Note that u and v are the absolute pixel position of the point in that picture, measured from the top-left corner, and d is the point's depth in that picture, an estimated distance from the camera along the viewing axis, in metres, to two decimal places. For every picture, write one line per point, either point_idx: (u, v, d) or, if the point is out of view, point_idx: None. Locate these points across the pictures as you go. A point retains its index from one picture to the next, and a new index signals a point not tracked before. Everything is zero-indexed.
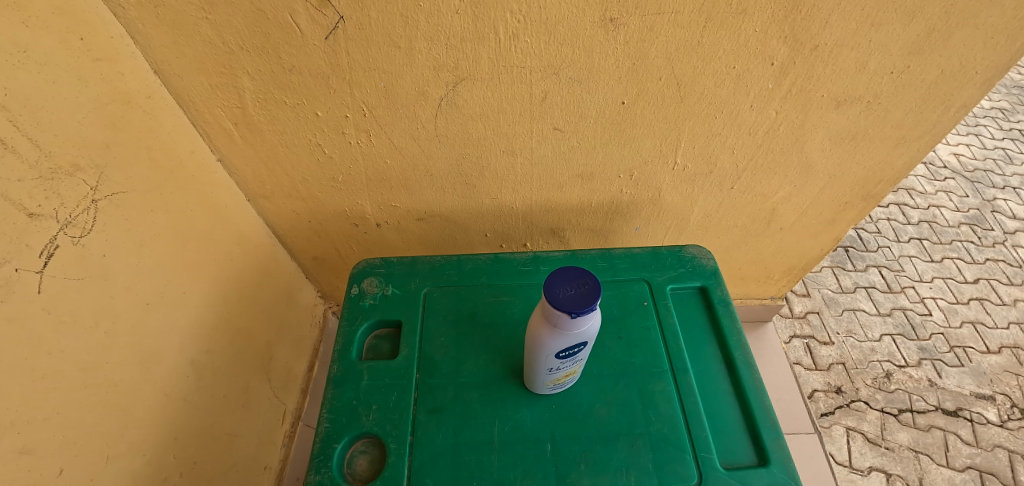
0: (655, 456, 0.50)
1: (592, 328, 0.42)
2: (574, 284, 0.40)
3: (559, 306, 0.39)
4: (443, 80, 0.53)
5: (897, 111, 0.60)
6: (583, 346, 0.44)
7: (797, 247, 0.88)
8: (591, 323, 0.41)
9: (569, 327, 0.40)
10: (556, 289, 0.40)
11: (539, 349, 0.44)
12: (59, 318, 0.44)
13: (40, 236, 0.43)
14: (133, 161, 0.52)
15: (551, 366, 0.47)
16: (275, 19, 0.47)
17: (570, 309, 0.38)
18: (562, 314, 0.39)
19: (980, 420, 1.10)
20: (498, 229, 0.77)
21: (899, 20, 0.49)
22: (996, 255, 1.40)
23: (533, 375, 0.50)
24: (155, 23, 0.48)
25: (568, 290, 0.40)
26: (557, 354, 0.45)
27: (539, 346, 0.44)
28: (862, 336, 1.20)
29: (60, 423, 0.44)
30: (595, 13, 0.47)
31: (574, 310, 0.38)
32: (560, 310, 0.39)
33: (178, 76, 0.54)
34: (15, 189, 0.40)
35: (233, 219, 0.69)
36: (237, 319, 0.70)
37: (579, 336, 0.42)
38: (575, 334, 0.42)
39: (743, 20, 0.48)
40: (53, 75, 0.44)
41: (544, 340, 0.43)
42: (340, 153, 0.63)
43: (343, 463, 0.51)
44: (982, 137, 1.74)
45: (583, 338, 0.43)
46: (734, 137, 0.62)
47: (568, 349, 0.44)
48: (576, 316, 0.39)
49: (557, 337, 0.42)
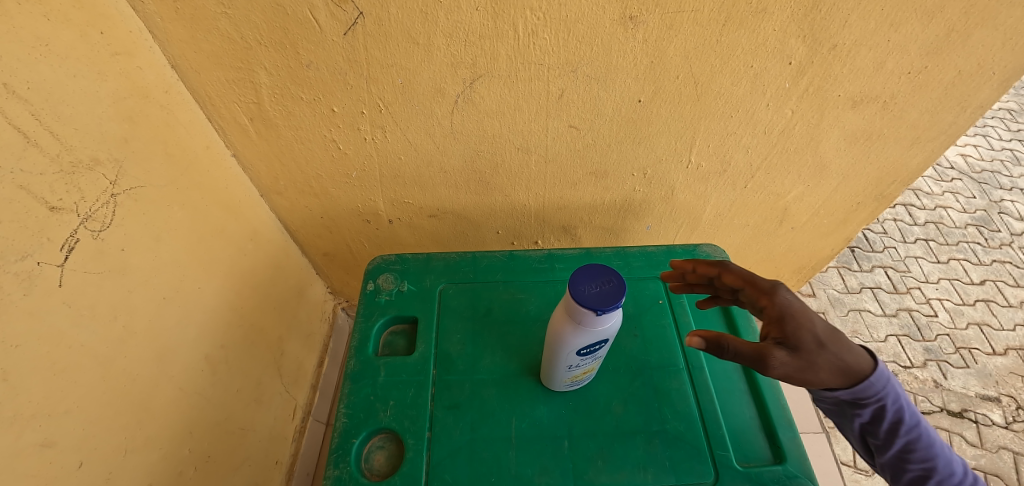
0: (672, 454, 0.50)
1: (614, 326, 0.42)
2: (598, 282, 0.40)
3: (583, 304, 0.38)
4: (460, 77, 0.53)
5: (912, 111, 0.60)
6: (604, 343, 0.44)
7: (807, 247, 0.88)
8: (614, 321, 0.42)
9: (593, 325, 0.40)
10: (578, 287, 0.40)
11: (559, 347, 0.44)
12: (78, 311, 0.44)
13: (62, 230, 0.43)
14: (149, 155, 0.52)
15: (571, 362, 0.46)
16: (295, 14, 0.47)
17: (595, 307, 0.38)
18: (585, 313, 0.39)
19: (985, 422, 1.10)
20: (510, 226, 0.77)
21: (919, 20, 0.49)
22: (1002, 257, 1.40)
23: (551, 371, 0.50)
24: (174, 18, 0.48)
25: (592, 288, 0.40)
26: (577, 353, 0.45)
27: (560, 344, 0.44)
28: (868, 336, 1.20)
29: (81, 416, 0.44)
30: (615, 11, 0.47)
31: (599, 308, 0.38)
32: (584, 307, 0.39)
33: (194, 71, 0.54)
34: (37, 183, 0.41)
35: (247, 215, 0.69)
36: (250, 314, 0.70)
37: (602, 334, 0.42)
38: (598, 332, 0.42)
39: (763, 18, 0.48)
40: (74, 69, 0.44)
41: (567, 337, 0.43)
42: (355, 149, 0.63)
43: (362, 458, 0.51)
44: (990, 138, 1.74)
45: (604, 336, 0.43)
46: (749, 136, 0.62)
47: (590, 346, 0.44)
48: (600, 314, 0.39)
49: (580, 334, 0.42)
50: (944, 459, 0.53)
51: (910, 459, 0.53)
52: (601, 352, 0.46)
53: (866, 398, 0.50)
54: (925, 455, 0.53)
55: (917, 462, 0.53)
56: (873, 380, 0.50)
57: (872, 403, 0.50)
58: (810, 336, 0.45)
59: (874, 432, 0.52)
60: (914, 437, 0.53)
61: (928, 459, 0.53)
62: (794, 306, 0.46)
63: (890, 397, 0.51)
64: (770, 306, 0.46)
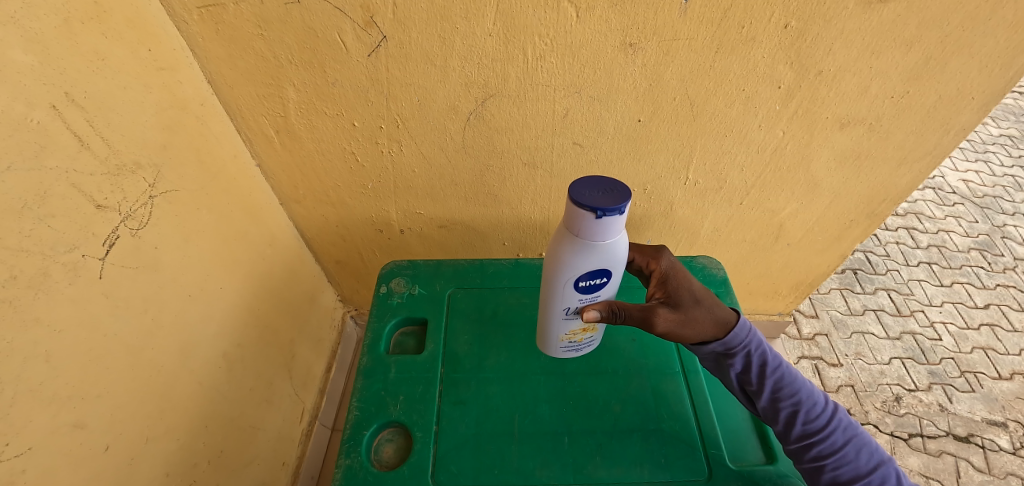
0: (668, 451, 0.52)
1: (615, 241, 0.43)
2: (603, 190, 0.41)
3: (582, 203, 0.39)
4: (473, 95, 0.57)
5: (898, 133, 0.63)
6: (602, 265, 0.45)
7: (804, 264, 0.91)
8: (617, 237, 0.42)
9: (593, 232, 0.41)
10: (578, 193, 0.40)
11: (562, 267, 0.45)
12: (114, 302, 0.47)
13: (105, 226, 0.46)
14: (184, 162, 0.56)
15: (568, 286, 0.47)
16: (324, 36, 0.52)
17: (593, 206, 0.39)
18: (584, 216, 0.40)
19: (992, 447, 1.10)
20: (516, 238, 0.81)
21: (898, 49, 0.53)
22: (1006, 281, 1.41)
23: (549, 301, 0.51)
24: (214, 38, 0.53)
25: (595, 193, 0.41)
26: (580, 276, 0.46)
27: (563, 263, 0.45)
28: (871, 358, 1.21)
29: (110, 401, 0.47)
30: (616, 38, 0.51)
31: (598, 209, 0.39)
32: (583, 207, 0.39)
33: (228, 86, 0.58)
34: (87, 182, 0.44)
35: (267, 221, 0.72)
36: (265, 316, 0.73)
37: (601, 247, 0.43)
38: (596, 243, 0.42)
39: (753, 46, 0.52)
40: (123, 82, 0.48)
41: (567, 249, 0.44)
42: (371, 162, 0.67)
43: (372, 450, 0.53)
44: (991, 164, 1.78)
45: (603, 253, 0.43)
46: (743, 155, 0.66)
47: (590, 267, 0.45)
48: (599, 217, 0.40)
49: (579, 243, 0.43)
50: (804, 388, 0.52)
51: (782, 396, 0.51)
52: (606, 281, 0.47)
53: (734, 346, 0.52)
54: (790, 389, 0.51)
55: (787, 399, 0.51)
56: (738, 329, 0.52)
57: (740, 351, 0.52)
58: (687, 294, 0.54)
59: (751, 381, 0.52)
60: (780, 376, 0.52)
61: (794, 393, 0.51)
62: (674, 276, 0.55)
63: (753, 343, 0.53)
64: (659, 274, 0.56)
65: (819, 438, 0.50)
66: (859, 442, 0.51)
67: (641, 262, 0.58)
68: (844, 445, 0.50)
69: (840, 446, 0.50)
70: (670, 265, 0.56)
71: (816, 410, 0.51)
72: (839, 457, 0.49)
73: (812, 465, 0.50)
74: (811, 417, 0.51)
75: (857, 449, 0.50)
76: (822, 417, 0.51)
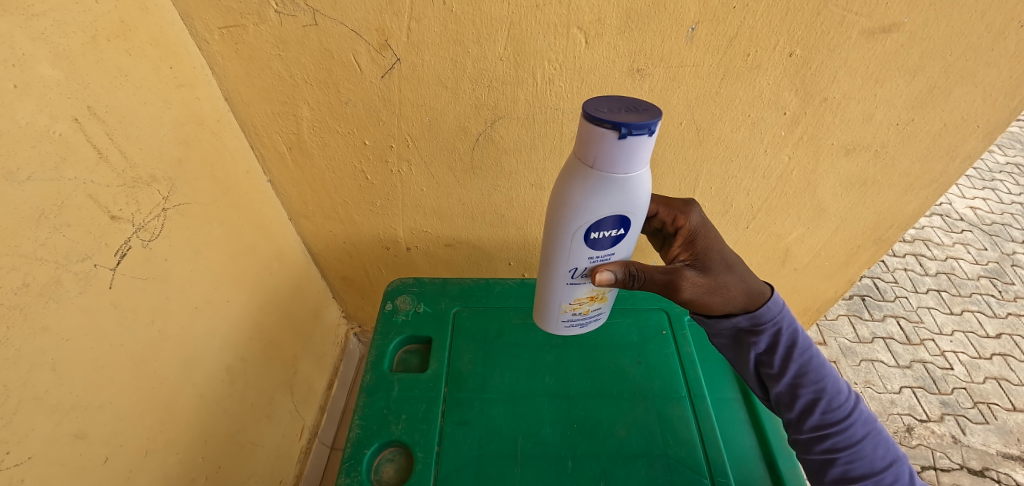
0: (674, 478, 0.51)
1: (631, 175, 0.40)
2: (626, 111, 0.39)
3: (603, 119, 0.37)
4: (483, 117, 0.58)
5: (903, 160, 0.64)
6: (614, 206, 0.43)
7: (811, 289, 0.90)
8: (635, 170, 0.40)
9: (611, 156, 0.38)
10: (595, 110, 0.38)
11: (572, 206, 0.43)
12: (122, 313, 0.48)
13: (118, 237, 0.47)
14: (198, 176, 0.57)
15: (576, 229, 0.45)
16: (340, 57, 0.53)
17: (616, 123, 0.36)
18: (603, 136, 0.37)
19: (1009, 482, 1.06)
20: (521, 258, 0.81)
21: (902, 77, 0.54)
22: (1018, 310, 1.39)
23: (554, 252, 0.48)
24: (233, 57, 0.55)
25: (618, 113, 0.38)
26: (591, 220, 0.44)
27: (573, 200, 0.43)
28: (881, 387, 1.19)
29: (113, 412, 0.47)
30: (624, 63, 0.52)
31: (620, 126, 0.36)
32: (604, 124, 0.37)
33: (244, 103, 0.60)
34: (103, 193, 0.45)
35: (276, 236, 0.73)
36: (269, 330, 0.73)
37: (617, 178, 0.40)
38: (612, 172, 0.39)
39: (757, 73, 0.53)
40: (145, 97, 0.50)
41: (581, 180, 0.41)
42: (381, 180, 0.68)
43: (372, 469, 0.52)
44: (999, 192, 1.78)
45: (617, 186, 0.41)
46: (749, 180, 0.66)
47: (602, 206, 0.43)
48: (619, 138, 0.37)
49: (595, 172, 0.40)
50: (828, 379, 0.53)
51: (803, 383, 0.53)
52: (618, 230, 0.46)
53: (761, 323, 0.54)
54: (813, 377, 0.53)
55: (807, 385, 0.53)
56: (769, 306, 0.54)
57: (767, 330, 0.54)
58: (717, 258, 0.55)
59: (773, 363, 0.54)
60: (805, 361, 0.54)
61: (817, 381, 0.53)
62: (700, 236, 0.56)
63: (783, 324, 0.54)
64: (687, 232, 0.56)
65: (834, 428, 0.52)
66: (874, 439, 0.52)
67: (665, 216, 0.58)
68: (858, 440, 0.51)
69: (853, 439, 0.51)
70: (700, 222, 0.56)
71: (837, 402, 0.53)
72: (852, 451, 0.51)
73: (823, 457, 0.52)
74: (830, 408, 0.52)
75: (870, 445, 0.52)
76: (842, 409, 0.52)
